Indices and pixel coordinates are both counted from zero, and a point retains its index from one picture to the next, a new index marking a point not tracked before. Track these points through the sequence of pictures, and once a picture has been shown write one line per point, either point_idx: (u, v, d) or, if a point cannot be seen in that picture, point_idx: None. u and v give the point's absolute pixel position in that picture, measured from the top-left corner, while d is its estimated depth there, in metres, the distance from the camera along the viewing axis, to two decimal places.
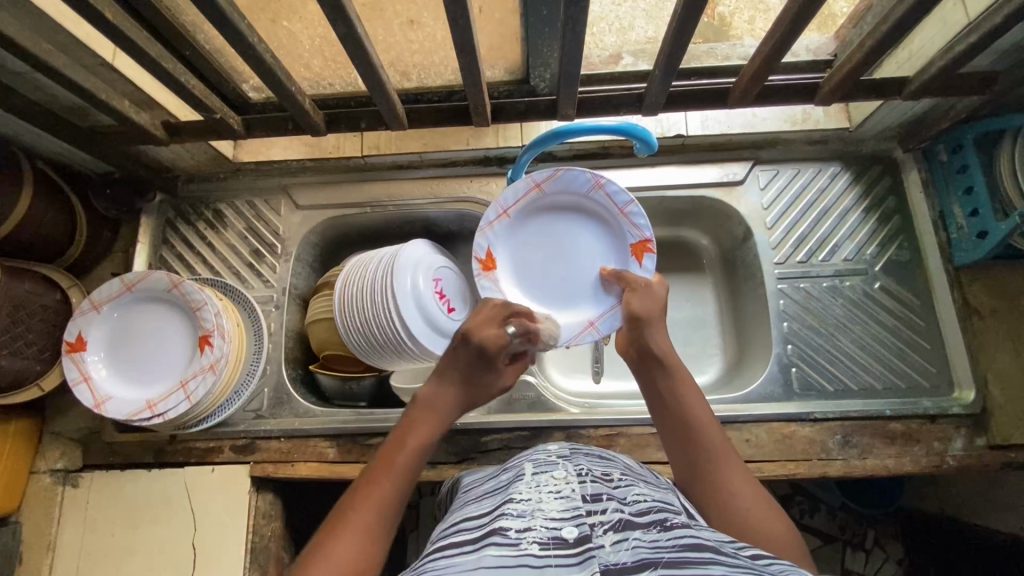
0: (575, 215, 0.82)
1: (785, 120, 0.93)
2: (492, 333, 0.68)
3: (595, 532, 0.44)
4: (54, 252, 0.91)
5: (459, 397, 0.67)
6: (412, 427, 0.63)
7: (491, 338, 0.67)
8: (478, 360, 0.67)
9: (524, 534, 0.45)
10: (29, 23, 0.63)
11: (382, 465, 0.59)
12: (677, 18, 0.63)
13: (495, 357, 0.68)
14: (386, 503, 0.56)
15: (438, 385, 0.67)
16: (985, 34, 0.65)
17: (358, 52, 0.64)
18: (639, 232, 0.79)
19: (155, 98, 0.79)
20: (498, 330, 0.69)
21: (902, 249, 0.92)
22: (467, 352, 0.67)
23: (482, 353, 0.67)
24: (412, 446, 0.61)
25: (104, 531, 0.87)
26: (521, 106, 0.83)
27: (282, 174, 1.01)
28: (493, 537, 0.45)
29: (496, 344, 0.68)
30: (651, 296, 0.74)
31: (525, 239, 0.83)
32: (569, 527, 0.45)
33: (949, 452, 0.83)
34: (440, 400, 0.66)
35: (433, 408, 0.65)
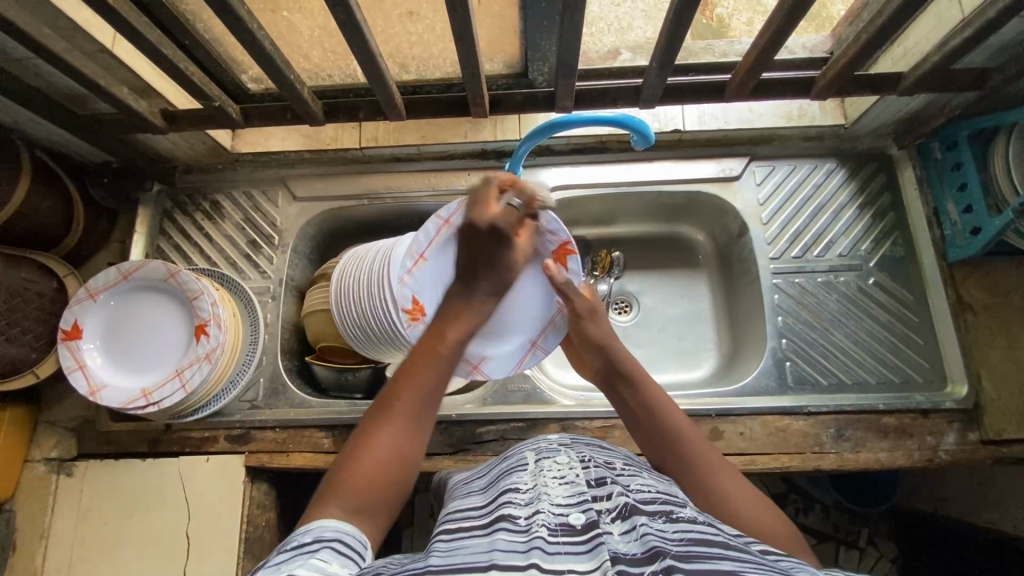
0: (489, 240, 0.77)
1: (781, 116, 0.93)
2: (494, 211, 0.68)
3: (602, 518, 0.45)
4: (52, 241, 0.91)
5: (495, 284, 0.68)
6: (451, 321, 0.64)
7: (494, 214, 0.68)
8: (492, 239, 0.68)
9: (533, 521, 0.45)
10: (29, 7, 0.63)
11: (422, 358, 0.60)
12: (672, 11, 0.63)
13: (505, 228, 0.68)
14: (428, 394, 0.58)
15: (466, 293, 0.67)
16: (979, 30, 0.65)
17: (358, 40, 0.64)
18: (557, 237, 0.73)
19: (154, 86, 0.79)
20: (500, 206, 0.69)
21: (897, 245, 0.93)
22: (480, 235, 0.68)
23: (494, 230, 0.68)
24: (453, 340, 0.62)
25: (98, 521, 0.87)
26: (519, 97, 0.83)
27: (280, 165, 1.01)
28: (503, 524, 0.45)
29: (504, 221, 0.68)
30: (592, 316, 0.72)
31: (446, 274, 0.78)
32: (576, 514, 0.45)
33: (942, 446, 0.83)
34: (477, 303, 0.67)
35: (466, 306, 0.66)
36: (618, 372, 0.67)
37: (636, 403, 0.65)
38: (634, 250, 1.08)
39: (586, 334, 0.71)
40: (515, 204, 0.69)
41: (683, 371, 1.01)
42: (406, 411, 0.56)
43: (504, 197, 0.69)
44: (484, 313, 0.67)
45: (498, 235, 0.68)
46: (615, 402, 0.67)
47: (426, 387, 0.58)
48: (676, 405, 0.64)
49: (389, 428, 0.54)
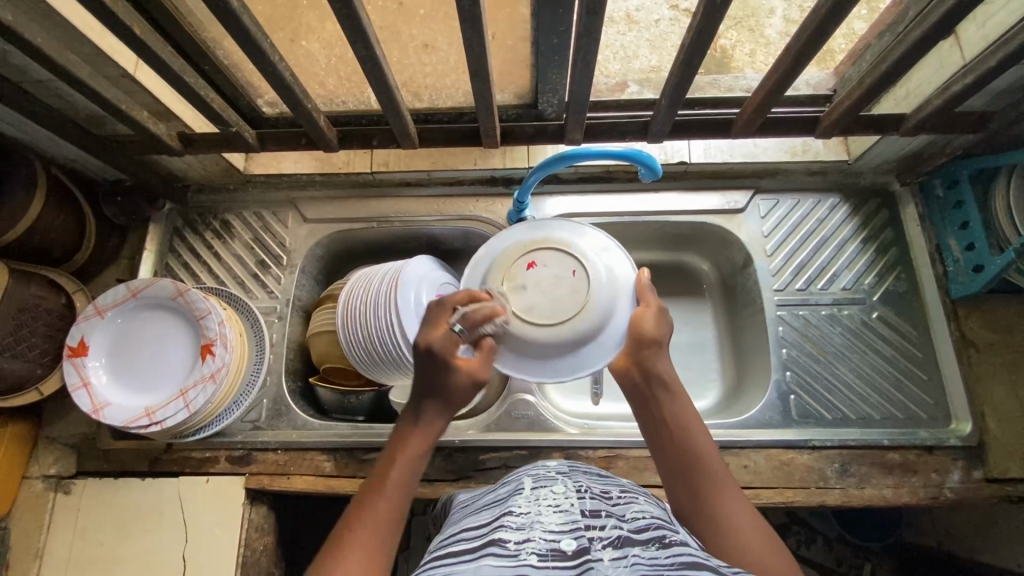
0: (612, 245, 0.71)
1: (785, 151, 0.95)
2: (440, 333, 0.63)
3: (593, 545, 0.45)
4: (62, 257, 0.92)
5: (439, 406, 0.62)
6: (402, 442, 0.61)
7: (437, 337, 0.63)
8: (431, 363, 0.62)
9: (523, 546, 0.45)
10: (57, 34, 0.64)
11: (377, 484, 0.58)
12: (683, 53, 0.66)
13: (446, 355, 0.62)
14: (384, 529, 0.55)
15: (413, 407, 0.63)
16: (980, 76, 0.67)
17: (375, 72, 0.66)
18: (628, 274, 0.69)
19: (172, 109, 0.81)
20: (447, 327, 0.64)
21: (900, 280, 0.93)
22: (425, 362, 0.63)
23: (433, 356, 0.62)
24: (403, 462, 0.59)
25: (94, 541, 0.86)
26: (530, 130, 0.86)
27: (291, 187, 1.03)
28: (492, 548, 0.45)
29: (446, 344, 0.63)
30: (655, 312, 0.67)
31: (557, 255, 0.68)
32: (568, 540, 0.45)
33: (948, 484, 0.83)
34: (425, 418, 0.62)
35: (413, 425, 0.62)
36: (658, 378, 0.64)
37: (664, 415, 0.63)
38: None
39: (638, 329, 0.66)
40: (458, 327, 0.64)
41: None
42: (366, 541, 0.53)
43: (454, 313, 0.65)
44: (435, 434, 0.62)
45: (442, 362, 0.62)
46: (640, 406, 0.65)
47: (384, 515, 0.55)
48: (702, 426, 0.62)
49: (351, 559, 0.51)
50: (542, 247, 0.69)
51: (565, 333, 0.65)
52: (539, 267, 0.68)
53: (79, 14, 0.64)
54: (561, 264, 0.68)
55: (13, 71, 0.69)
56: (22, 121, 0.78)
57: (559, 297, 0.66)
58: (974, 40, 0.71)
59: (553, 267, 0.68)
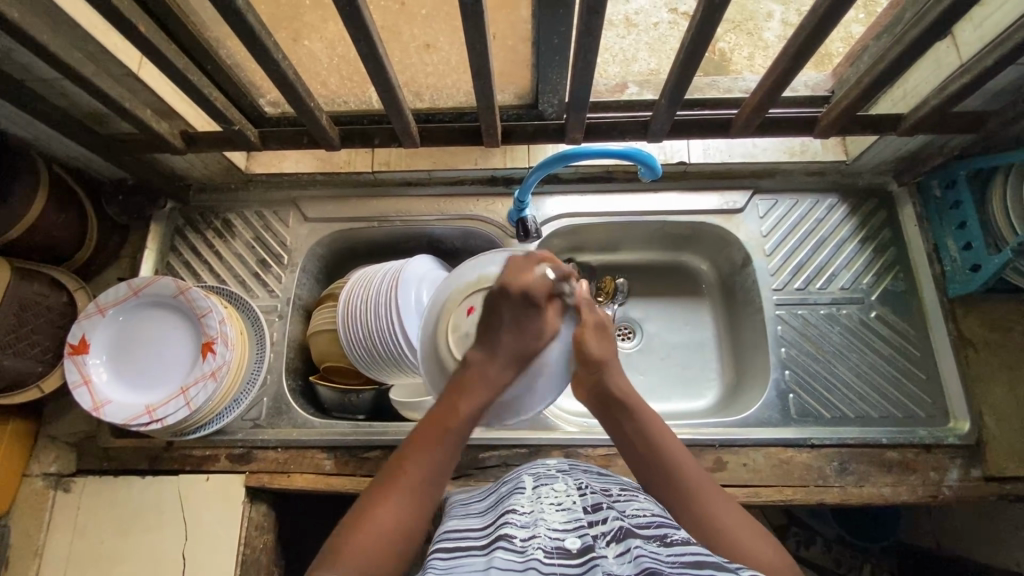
0: (548, 266, 0.74)
1: (784, 152, 0.96)
2: (532, 278, 0.68)
3: (597, 542, 0.46)
4: (64, 255, 0.92)
5: (513, 357, 0.67)
6: (461, 391, 0.65)
7: (531, 282, 0.68)
8: (522, 307, 0.67)
9: (529, 543, 0.46)
10: (63, 33, 0.65)
11: (434, 427, 0.63)
12: (682, 54, 0.67)
13: (537, 298, 0.68)
14: (433, 475, 0.60)
15: (487, 356, 0.67)
16: (976, 77, 0.68)
17: (377, 71, 0.67)
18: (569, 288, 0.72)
19: (175, 108, 0.82)
20: (536, 273, 0.69)
21: (898, 280, 0.94)
22: (512, 301, 0.67)
23: (528, 298, 0.67)
24: (463, 411, 0.64)
25: (94, 539, 0.86)
26: (531, 129, 0.85)
27: (292, 187, 1.03)
28: (501, 544, 0.46)
29: (539, 290, 0.68)
30: (595, 331, 0.69)
31: (491, 293, 0.74)
32: (573, 538, 0.46)
33: (945, 482, 0.83)
34: (484, 368, 0.67)
35: (476, 378, 0.66)
36: (612, 398, 0.67)
37: (634, 432, 0.65)
38: (638, 277, 1.10)
39: (585, 352, 0.68)
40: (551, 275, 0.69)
41: (687, 400, 1.00)
42: (411, 485, 0.58)
43: (540, 267, 0.70)
44: (492, 390, 0.66)
45: (530, 304, 0.67)
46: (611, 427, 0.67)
47: (431, 464, 0.60)
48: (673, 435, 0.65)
49: (394, 504, 0.57)
50: (478, 288, 0.75)
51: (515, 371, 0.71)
52: (478, 311, 0.74)
53: (84, 12, 0.65)
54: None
55: (18, 69, 0.70)
56: (25, 119, 0.78)
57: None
58: (970, 41, 0.71)
59: None
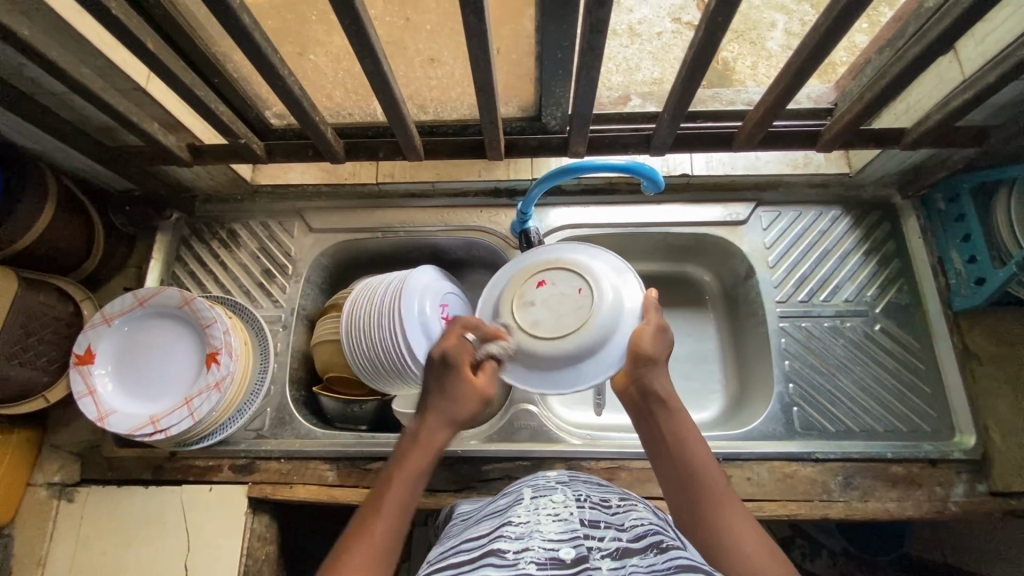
0: (624, 269, 0.78)
1: (787, 164, 0.96)
2: (452, 343, 0.68)
3: (592, 554, 0.45)
4: (71, 265, 0.93)
5: (444, 419, 0.63)
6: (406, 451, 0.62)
7: (450, 346, 0.68)
8: (444, 370, 0.66)
9: (522, 555, 0.45)
10: (72, 49, 0.66)
11: (382, 489, 0.58)
12: (685, 69, 0.67)
13: (458, 360, 0.67)
14: (386, 540, 0.54)
15: (419, 421, 0.64)
16: (979, 92, 0.68)
17: (382, 87, 0.67)
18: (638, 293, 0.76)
19: (182, 121, 0.83)
20: (458, 336, 0.69)
21: (902, 293, 0.93)
22: (436, 367, 0.67)
23: (444, 363, 0.67)
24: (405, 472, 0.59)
25: (96, 549, 0.86)
26: (533, 142, 0.86)
27: (297, 198, 1.04)
28: (491, 559, 0.45)
29: (460, 353, 0.68)
30: (655, 332, 0.71)
31: (566, 274, 0.76)
32: (567, 548, 0.45)
33: (951, 498, 0.82)
34: (430, 433, 0.63)
35: (418, 439, 0.62)
36: (655, 394, 0.66)
37: (665, 429, 0.64)
38: (641, 288, 1.10)
39: (638, 347, 0.69)
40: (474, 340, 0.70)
41: (690, 412, 1.00)
42: (362, 556, 0.52)
43: (466, 334, 0.70)
44: (436, 445, 0.62)
45: (451, 368, 0.66)
46: (641, 422, 0.66)
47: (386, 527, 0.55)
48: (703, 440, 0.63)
49: (357, 555, 0.52)
50: (553, 267, 0.77)
51: (565, 346, 0.72)
52: (548, 286, 0.76)
53: (94, 29, 0.66)
54: (568, 283, 0.75)
55: (28, 84, 0.71)
56: (34, 132, 0.79)
57: (565, 313, 0.73)
58: (973, 56, 0.72)
59: (560, 286, 0.75)
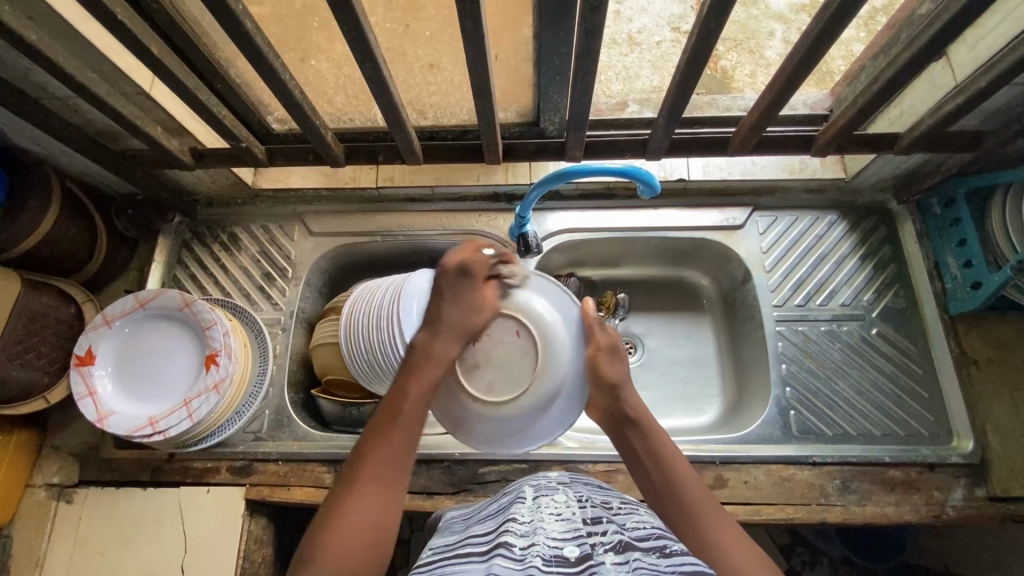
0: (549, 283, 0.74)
1: (783, 169, 0.97)
2: (467, 259, 0.71)
3: (596, 551, 0.46)
4: (73, 267, 0.94)
5: (459, 330, 0.68)
6: (412, 373, 0.66)
7: (465, 264, 0.70)
8: (464, 282, 0.70)
9: (528, 552, 0.45)
10: (78, 53, 0.67)
11: (388, 413, 0.63)
12: (680, 74, 0.68)
13: (474, 277, 0.70)
14: (396, 459, 0.60)
15: (433, 333, 0.68)
16: (971, 97, 0.69)
17: (382, 92, 0.68)
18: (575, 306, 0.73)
19: (185, 125, 0.84)
20: (476, 254, 0.72)
21: (898, 297, 0.94)
22: (450, 279, 0.70)
23: (462, 271, 0.70)
24: (414, 391, 0.64)
25: (93, 550, 0.86)
26: (532, 146, 0.87)
27: (298, 202, 1.05)
28: (500, 551, 0.46)
29: (479, 269, 0.70)
30: (607, 353, 0.71)
31: (500, 322, 0.71)
32: (571, 546, 0.46)
33: (949, 502, 0.82)
34: (442, 349, 0.67)
35: (424, 357, 0.67)
36: (626, 417, 0.69)
37: (643, 447, 0.66)
38: (639, 293, 1.10)
39: (599, 373, 0.69)
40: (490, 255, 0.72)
41: (688, 416, 1.00)
42: (373, 479, 0.58)
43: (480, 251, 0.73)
44: (446, 358, 0.67)
45: (471, 286, 0.70)
46: (620, 444, 0.69)
47: (396, 445, 0.61)
48: (681, 455, 0.66)
49: (366, 483, 0.58)
50: (488, 318, 0.71)
51: (527, 404, 0.70)
52: (488, 339, 0.71)
53: (100, 34, 0.67)
54: (507, 330, 0.71)
55: (34, 87, 0.72)
56: (40, 136, 0.81)
57: (517, 366, 0.70)
58: (964, 62, 0.72)
59: (500, 336, 0.71)
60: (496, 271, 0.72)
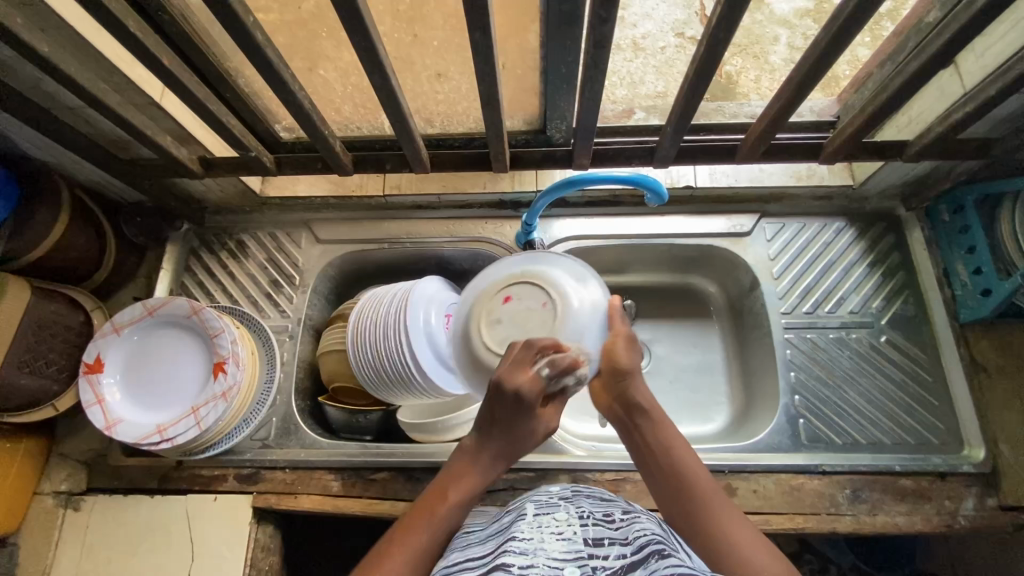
0: (586, 274, 0.72)
1: (790, 176, 0.96)
2: (527, 377, 0.62)
3: (597, 574, 0.45)
4: (82, 275, 0.95)
5: (505, 456, 0.65)
6: (459, 477, 0.63)
7: (525, 382, 0.62)
8: (519, 411, 0.63)
9: (528, 572, 0.45)
10: (90, 65, 0.68)
11: (432, 500, 0.61)
12: (688, 82, 0.68)
13: (531, 400, 0.63)
14: (415, 562, 0.56)
15: (478, 445, 0.65)
16: (980, 105, 0.69)
17: (390, 102, 0.69)
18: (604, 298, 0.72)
19: (194, 135, 0.84)
20: (532, 370, 0.63)
21: (907, 304, 0.93)
22: (505, 399, 0.62)
23: (518, 399, 0.62)
24: (455, 497, 0.61)
25: (101, 558, 0.87)
26: (538, 154, 0.87)
27: (305, 210, 1.05)
28: (497, 573, 0.45)
29: (534, 390, 0.62)
30: (627, 342, 0.70)
31: (531, 288, 0.70)
32: (572, 571, 0.45)
33: (961, 512, 0.81)
34: (483, 468, 0.64)
35: (472, 460, 0.65)
36: (638, 408, 0.68)
37: (654, 443, 0.65)
38: (646, 300, 1.10)
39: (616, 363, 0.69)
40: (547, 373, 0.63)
41: (695, 424, 1.00)
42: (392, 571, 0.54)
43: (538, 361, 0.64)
44: (484, 480, 0.64)
45: (523, 403, 0.63)
46: (631, 438, 0.68)
47: (420, 548, 0.57)
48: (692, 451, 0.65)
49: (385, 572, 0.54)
50: (519, 280, 0.70)
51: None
52: (513, 302, 0.70)
53: (111, 45, 0.68)
54: (534, 297, 0.69)
55: (45, 98, 0.73)
56: (50, 146, 0.81)
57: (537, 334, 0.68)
58: (973, 70, 0.72)
59: (525, 300, 0.69)
60: (550, 386, 0.65)
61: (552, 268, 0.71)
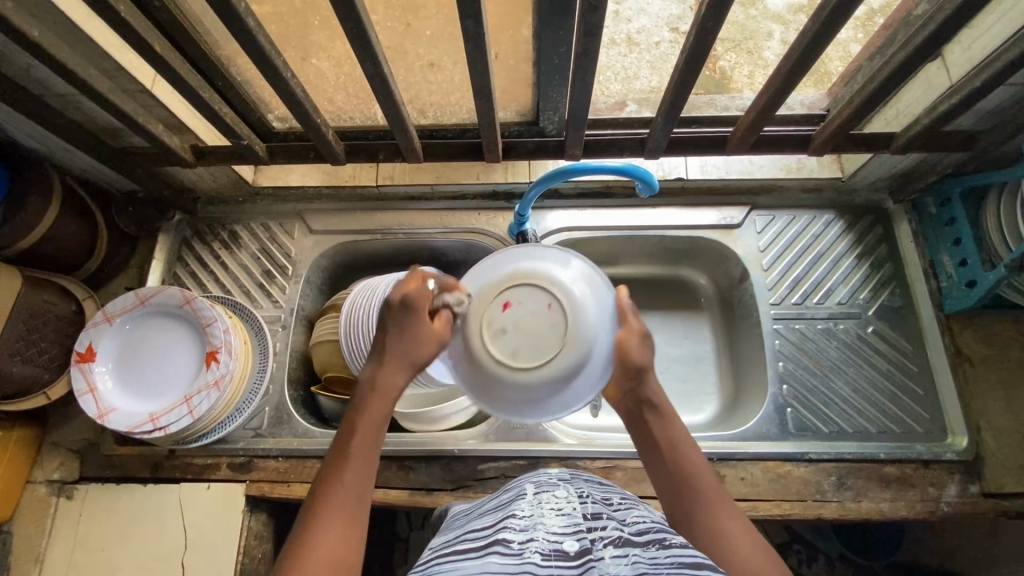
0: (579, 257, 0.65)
1: (780, 168, 0.98)
2: (413, 288, 0.67)
3: (595, 545, 0.46)
4: (73, 264, 0.95)
5: (404, 362, 0.64)
6: (362, 404, 0.63)
7: (410, 290, 0.67)
8: (406, 315, 0.65)
9: (527, 546, 0.46)
10: (81, 51, 0.68)
11: (347, 443, 0.61)
12: (678, 74, 0.69)
13: (419, 304, 0.65)
14: (355, 488, 0.57)
15: (378, 366, 0.65)
16: (964, 97, 0.70)
17: (382, 90, 0.69)
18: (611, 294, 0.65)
19: (186, 123, 0.84)
20: (421, 283, 0.68)
21: (894, 295, 0.94)
22: (393, 310, 0.67)
23: (405, 304, 0.66)
24: (366, 423, 0.62)
25: (93, 546, 0.87)
26: (530, 145, 0.87)
27: (298, 200, 1.05)
28: (497, 547, 0.47)
29: (422, 297, 0.66)
30: (640, 338, 0.64)
31: (529, 288, 0.62)
32: (570, 541, 0.46)
33: (944, 498, 0.83)
34: (386, 382, 0.64)
35: (377, 387, 0.64)
36: (647, 403, 0.66)
37: (661, 435, 0.64)
38: (638, 292, 1.11)
39: (627, 360, 0.63)
40: (434, 287, 0.67)
41: (685, 414, 1.01)
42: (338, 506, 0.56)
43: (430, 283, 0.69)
44: (394, 390, 0.64)
45: (410, 309, 0.65)
46: (637, 429, 0.66)
47: (355, 477, 0.58)
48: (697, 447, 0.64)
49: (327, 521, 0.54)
50: (512, 283, 0.62)
51: (559, 370, 0.59)
52: (513, 307, 0.61)
53: (102, 31, 0.67)
54: (533, 298, 0.61)
55: (35, 84, 0.73)
56: (40, 132, 0.81)
57: (543, 337, 0.60)
58: (959, 62, 0.73)
59: (525, 303, 0.61)
60: (441, 301, 0.65)
61: (545, 264, 0.64)
